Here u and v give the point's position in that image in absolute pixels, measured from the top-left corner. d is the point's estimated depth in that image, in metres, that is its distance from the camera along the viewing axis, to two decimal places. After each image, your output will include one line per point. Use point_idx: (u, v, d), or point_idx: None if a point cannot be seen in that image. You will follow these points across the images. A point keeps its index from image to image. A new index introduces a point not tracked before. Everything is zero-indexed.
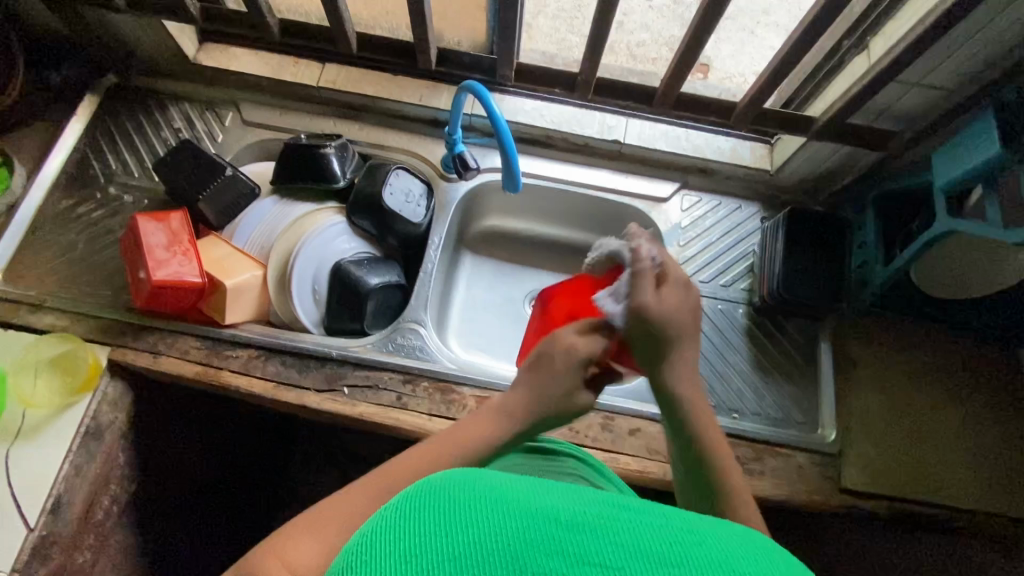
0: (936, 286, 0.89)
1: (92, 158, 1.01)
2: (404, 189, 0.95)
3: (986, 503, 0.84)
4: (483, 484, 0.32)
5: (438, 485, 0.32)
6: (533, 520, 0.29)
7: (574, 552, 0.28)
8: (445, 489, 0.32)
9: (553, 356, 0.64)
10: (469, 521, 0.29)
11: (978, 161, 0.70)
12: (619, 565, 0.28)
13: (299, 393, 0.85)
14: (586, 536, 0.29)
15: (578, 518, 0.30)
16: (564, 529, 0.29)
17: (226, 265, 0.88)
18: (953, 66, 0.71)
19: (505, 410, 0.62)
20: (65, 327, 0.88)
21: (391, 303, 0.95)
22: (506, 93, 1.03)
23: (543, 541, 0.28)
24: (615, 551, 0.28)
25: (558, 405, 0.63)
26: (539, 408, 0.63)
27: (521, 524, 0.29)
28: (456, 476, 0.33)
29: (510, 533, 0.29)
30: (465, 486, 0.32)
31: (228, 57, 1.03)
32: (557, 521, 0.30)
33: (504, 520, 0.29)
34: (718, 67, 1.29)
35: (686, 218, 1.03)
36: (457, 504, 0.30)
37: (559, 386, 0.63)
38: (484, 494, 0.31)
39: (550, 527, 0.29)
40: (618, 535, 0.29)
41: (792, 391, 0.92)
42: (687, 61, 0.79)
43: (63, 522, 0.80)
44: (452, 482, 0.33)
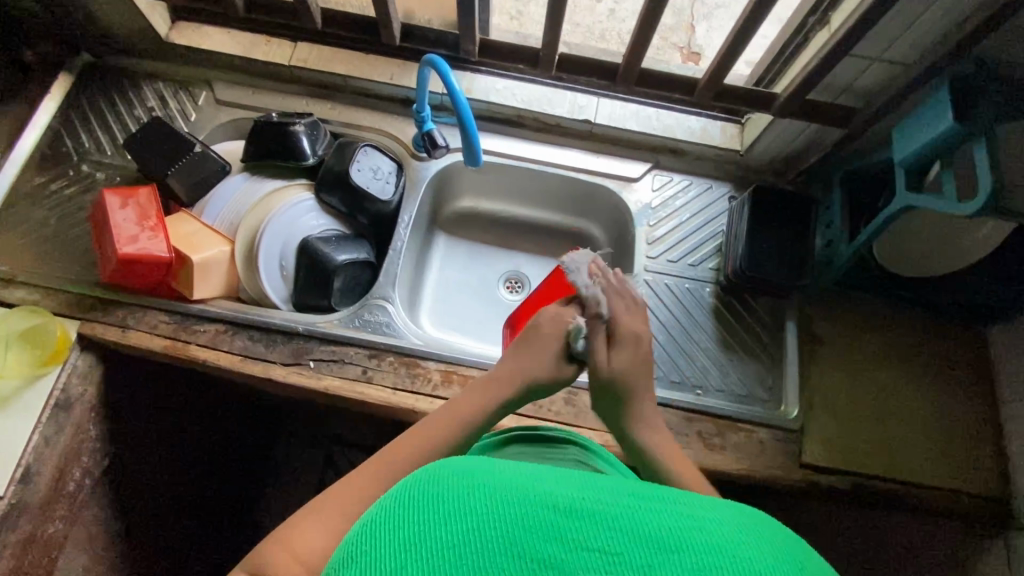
0: (911, 266, 0.90)
1: (65, 135, 1.01)
2: (373, 166, 0.96)
3: (945, 479, 0.85)
4: (480, 472, 0.35)
5: (439, 474, 0.35)
6: (532, 508, 0.32)
7: (574, 538, 0.30)
8: (449, 479, 0.34)
9: (541, 331, 0.68)
10: (470, 509, 0.32)
11: (932, 135, 0.71)
12: (616, 550, 0.30)
13: (265, 366, 0.86)
14: (584, 523, 0.31)
15: (576, 505, 0.32)
16: (563, 516, 0.32)
17: (194, 240, 0.89)
18: (909, 39, 0.71)
19: (495, 383, 0.65)
20: (36, 301, 0.89)
21: (361, 280, 0.96)
22: (478, 72, 1.04)
23: (543, 529, 0.31)
24: (612, 537, 0.31)
25: (548, 375, 0.67)
26: (529, 377, 0.66)
27: (523, 511, 0.31)
28: (454, 467, 0.36)
29: (511, 521, 0.31)
30: (467, 475, 0.35)
31: (200, 35, 1.04)
32: (557, 508, 0.32)
33: (505, 508, 0.32)
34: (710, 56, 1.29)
35: (657, 198, 1.03)
36: (454, 494, 0.33)
37: (548, 355, 0.67)
38: (483, 482, 0.34)
39: (552, 515, 0.32)
40: (617, 521, 0.32)
41: (757, 369, 0.92)
42: (646, 35, 0.79)
43: (33, 491, 0.81)
44: (450, 473, 0.35)
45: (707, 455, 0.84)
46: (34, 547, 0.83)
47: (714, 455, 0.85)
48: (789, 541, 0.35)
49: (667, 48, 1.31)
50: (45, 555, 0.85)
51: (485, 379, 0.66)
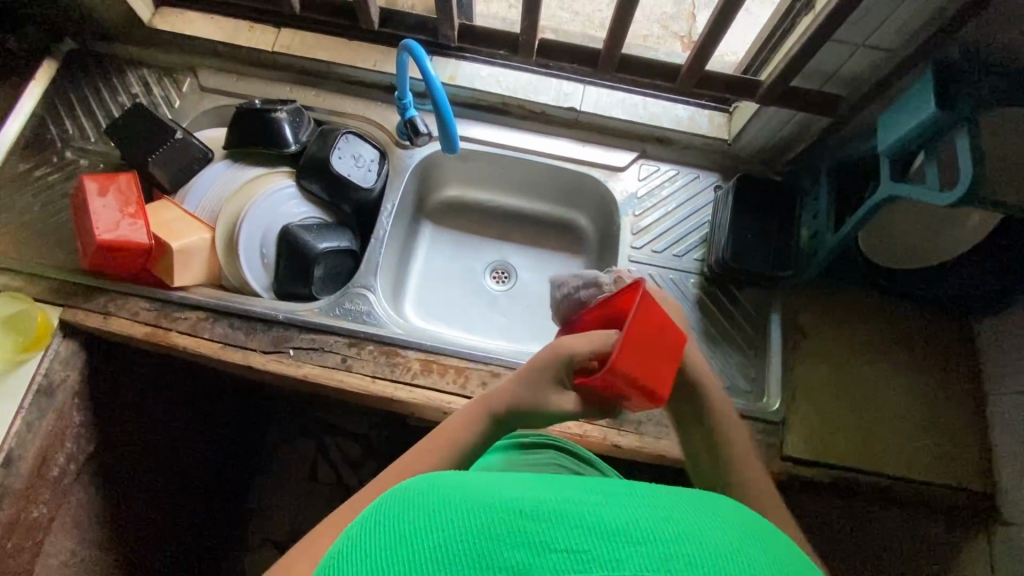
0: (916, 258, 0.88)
1: (49, 122, 1.01)
2: (354, 154, 0.96)
3: (928, 472, 0.84)
4: (447, 489, 0.35)
5: (402, 496, 0.35)
6: (497, 515, 0.31)
7: (540, 540, 0.30)
8: (411, 500, 0.34)
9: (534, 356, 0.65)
10: (434, 526, 0.31)
11: (914, 124, 0.70)
12: (582, 548, 0.30)
13: (245, 354, 0.86)
14: (550, 523, 0.31)
15: (540, 506, 0.32)
16: (527, 519, 0.31)
17: (174, 227, 0.88)
18: (893, 25, 0.70)
19: (476, 409, 0.62)
20: (19, 287, 0.89)
21: (343, 269, 0.96)
22: (463, 60, 1.03)
23: (508, 535, 0.31)
24: (579, 535, 0.31)
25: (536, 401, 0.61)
26: (512, 404, 0.61)
27: (486, 520, 0.31)
28: (421, 486, 0.36)
29: (474, 532, 0.31)
30: (429, 494, 0.34)
31: (182, 20, 1.04)
32: (521, 512, 0.32)
33: (468, 520, 0.31)
34: None
35: (643, 188, 1.02)
36: (419, 514, 0.33)
37: (536, 379, 0.62)
38: (446, 498, 0.34)
39: (516, 519, 0.31)
40: (582, 518, 0.31)
41: (740, 360, 0.92)
42: (625, 21, 0.77)
43: (15, 475, 0.82)
44: (416, 492, 0.35)
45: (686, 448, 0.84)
46: (17, 531, 0.84)
47: None
48: (755, 525, 0.35)
49: (666, 37, 1.29)
50: (30, 539, 0.86)
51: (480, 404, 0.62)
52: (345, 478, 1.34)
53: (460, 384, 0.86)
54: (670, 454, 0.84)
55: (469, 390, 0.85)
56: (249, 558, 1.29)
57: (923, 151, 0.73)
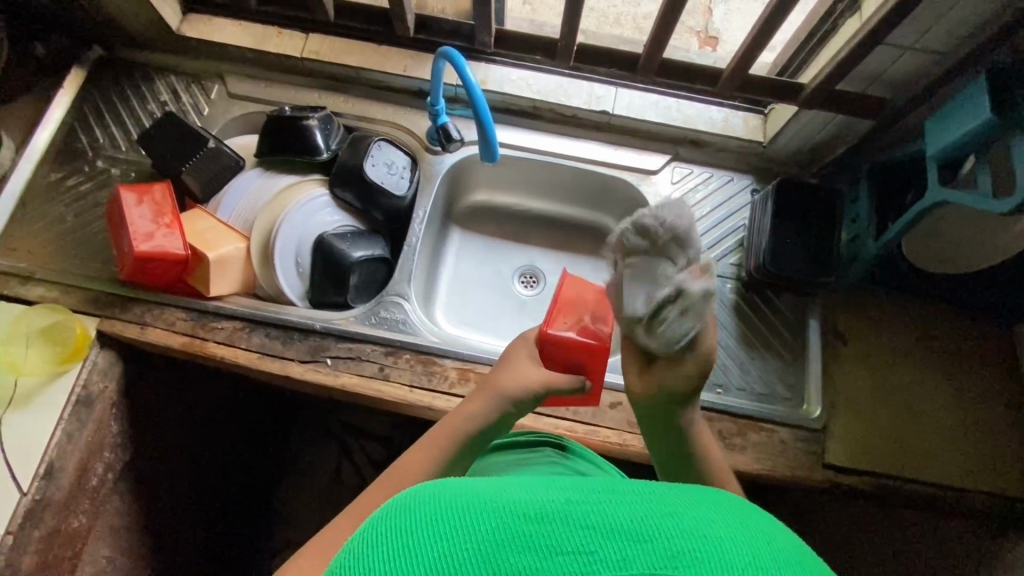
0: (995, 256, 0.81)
1: (79, 130, 1.01)
2: (387, 161, 0.95)
3: (972, 481, 0.82)
4: (448, 495, 0.33)
5: (404, 504, 0.33)
6: (501, 520, 0.30)
7: (548, 544, 0.29)
8: (411, 508, 0.32)
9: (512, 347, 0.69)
10: (435, 536, 0.30)
11: (967, 129, 0.68)
12: (591, 549, 0.28)
13: (283, 363, 0.86)
14: (554, 525, 0.29)
15: (544, 508, 0.30)
16: (533, 522, 0.30)
17: (208, 237, 0.88)
18: (945, 28, 0.68)
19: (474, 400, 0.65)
20: (55, 298, 0.89)
21: (377, 277, 0.96)
22: (492, 63, 1.01)
23: (512, 540, 0.29)
24: (586, 535, 0.29)
25: (532, 382, 0.65)
26: (508, 390, 0.64)
27: (488, 526, 0.30)
28: (421, 494, 0.34)
29: (478, 539, 0.29)
30: (429, 502, 0.32)
31: (211, 28, 1.02)
32: (524, 515, 0.30)
33: (471, 528, 0.30)
34: (727, 40, 1.25)
35: (676, 191, 1.01)
36: (421, 523, 0.31)
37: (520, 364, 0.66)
38: (447, 505, 0.32)
39: (520, 523, 0.30)
40: (587, 517, 0.30)
41: (777, 366, 0.91)
42: (667, 28, 0.76)
43: (56, 485, 0.82)
44: (418, 500, 0.33)
45: (727, 456, 0.84)
46: (59, 541, 0.84)
47: (733, 454, 0.84)
48: (762, 519, 0.34)
49: (683, 33, 1.26)
50: (70, 549, 0.86)
51: (478, 397, 0.65)
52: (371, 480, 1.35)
53: None
54: None
55: None
56: (278, 561, 1.30)
57: (975, 155, 0.71)
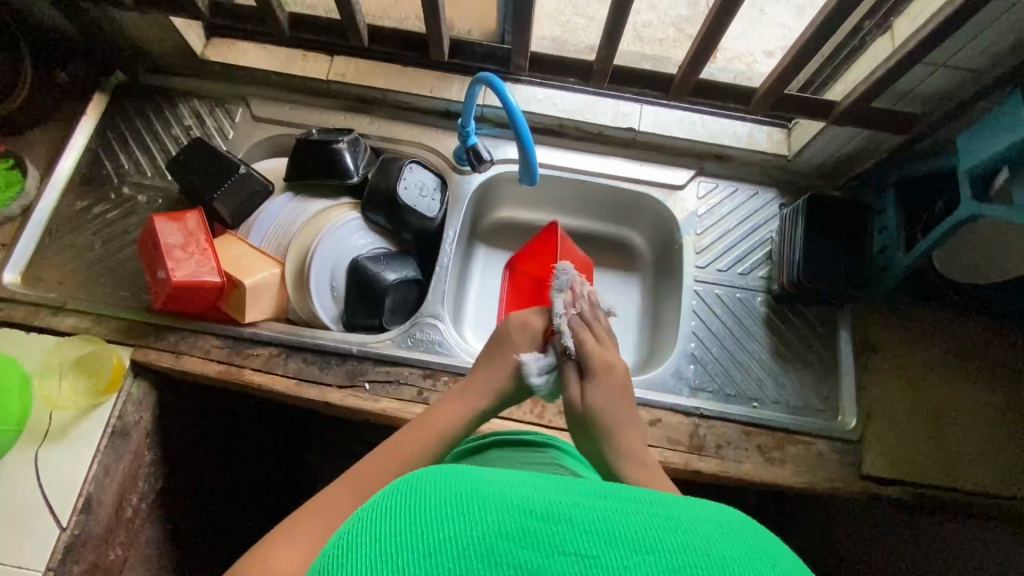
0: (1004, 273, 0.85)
1: (104, 157, 1.00)
2: (418, 183, 0.95)
3: (1005, 487, 0.84)
4: (459, 480, 0.34)
5: (418, 482, 0.34)
6: (508, 512, 0.31)
7: (549, 543, 0.30)
8: (421, 490, 0.33)
9: (511, 336, 0.74)
10: (441, 518, 0.31)
11: (1004, 145, 0.69)
12: (592, 553, 0.29)
13: (321, 390, 0.85)
14: (558, 526, 0.30)
15: (550, 507, 0.31)
16: (538, 520, 0.31)
17: (243, 264, 0.88)
18: (980, 46, 0.69)
19: (469, 391, 0.68)
20: (87, 329, 0.88)
21: (410, 298, 0.95)
22: (519, 83, 1.02)
23: (517, 533, 0.30)
24: (589, 540, 0.30)
25: (517, 380, 0.71)
26: (502, 386, 0.70)
27: (493, 517, 0.31)
28: (435, 475, 0.35)
29: (485, 528, 0.30)
30: (442, 483, 0.33)
31: (236, 52, 1.02)
32: (529, 512, 0.31)
33: (478, 516, 0.31)
34: (727, 47, 1.20)
35: (703, 206, 1.02)
36: (430, 506, 0.32)
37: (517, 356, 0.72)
38: (459, 488, 0.33)
39: (525, 519, 0.31)
40: (591, 523, 0.31)
41: (811, 378, 0.92)
42: (705, 50, 0.77)
43: (95, 519, 0.81)
44: (429, 481, 0.34)
45: (768, 470, 0.84)
46: None
47: (774, 468, 0.85)
48: (776, 545, 0.33)
49: (685, 40, 1.25)
50: None
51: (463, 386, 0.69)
52: None
53: (537, 414, 0.87)
54: (753, 477, 0.84)
55: (547, 419, 0.86)
56: None
57: (1006, 172, 0.72)
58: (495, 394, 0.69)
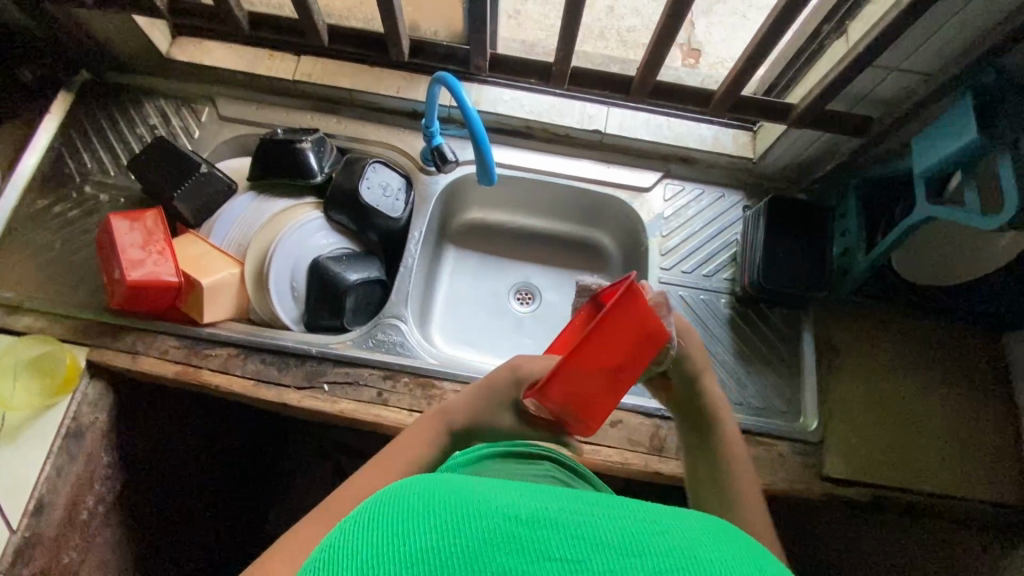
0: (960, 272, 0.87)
1: (67, 156, 0.99)
2: (382, 183, 0.95)
3: (966, 489, 0.84)
4: (443, 490, 0.33)
5: (402, 494, 0.33)
6: (495, 519, 0.30)
7: (535, 548, 0.29)
8: (405, 500, 0.32)
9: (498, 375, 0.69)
10: (426, 524, 0.30)
11: (954, 148, 0.70)
12: (580, 558, 0.28)
13: (279, 391, 0.85)
14: (546, 531, 0.30)
15: (536, 514, 0.31)
16: (522, 526, 0.30)
17: (202, 263, 0.87)
18: (930, 51, 0.70)
19: (442, 417, 0.67)
20: (43, 329, 0.87)
21: (373, 299, 0.95)
22: (485, 84, 1.02)
23: (501, 539, 0.29)
24: (577, 545, 0.29)
25: (488, 419, 0.67)
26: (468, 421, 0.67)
27: (480, 523, 0.30)
28: (419, 486, 0.34)
29: (469, 535, 0.29)
30: (426, 493, 0.33)
31: (202, 51, 1.02)
32: (515, 518, 0.30)
33: (463, 523, 0.30)
34: (710, 53, 1.22)
35: (669, 208, 1.02)
36: (413, 514, 0.31)
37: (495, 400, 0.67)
38: (444, 497, 0.32)
39: (511, 526, 0.30)
40: (578, 529, 0.30)
41: (773, 379, 0.92)
42: (660, 52, 0.78)
43: (47, 522, 0.80)
44: (411, 492, 0.33)
45: None
46: None
47: None
48: (758, 551, 0.33)
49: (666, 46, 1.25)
50: None
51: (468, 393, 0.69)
52: None
53: None
54: None
55: None
56: None
57: (961, 172, 0.73)
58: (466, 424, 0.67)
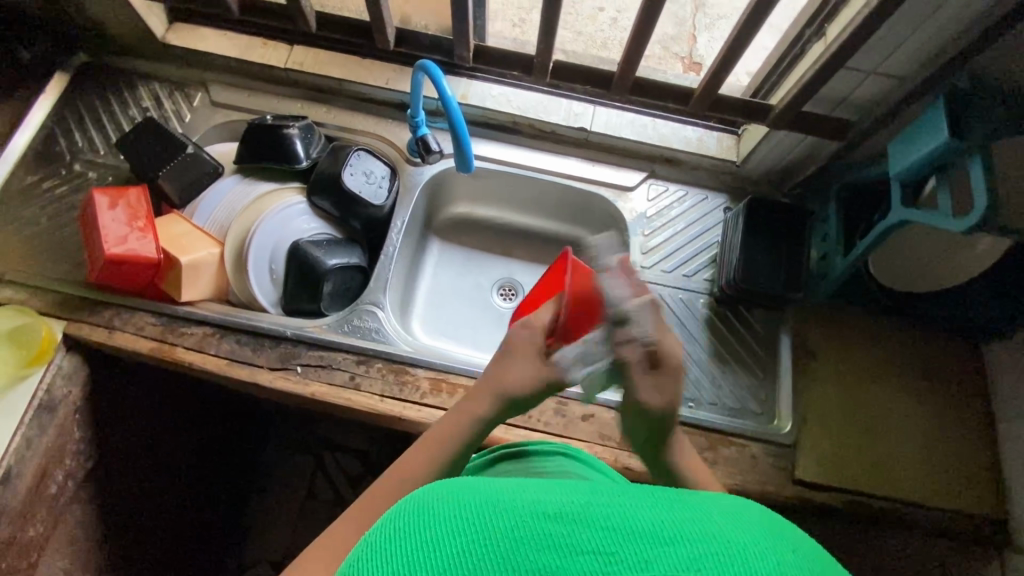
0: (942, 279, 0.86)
1: (59, 134, 1.01)
2: (365, 171, 0.96)
3: (940, 498, 0.83)
4: (471, 493, 0.34)
5: (429, 502, 0.35)
6: (523, 518, 0.31)
7: (567, 543, 0.29)
8: (434, 506, 0.34)
9: (514, 343, 0.61)
10: (458, 530, 0.31)
11: (926, 150, 0.70)
12: (610, 549, 0.29)
13: (252, 370, 0.85)
14: (575, 525, 0.30)
15: (564, 508, 0.31)
16: (553, 521, 0.31)
17: (183, 242, 0.88)
18: (905, 54, 0.71)
19: (466, 411, 0.60)
20: (23, 301, 0.88)
21: (351, 286, 0.96)
22: (474, 79, 1.04)
23: (532, 536, 0.30)
24: (606, 537, 0.29)
25: (528, 382, 0.59)
26: (510, 390, 0.59)
27: (511, 523, 0.31)
28: (448, 491, 0.35)
29: (501, 536, 0.30)
30: (450, 498, 0.34)
31: (196, 37, 1.03)
32: (545, 515, 0.31)
33: (493, 525, 0.31)
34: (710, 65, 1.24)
35: (652, 208, 1.02)
36: (442, 521, 0.32)
37: (525, 363, 0.59)
38: (470, 501, 0.33)
39: (543, 522, 0.31)
40: (608, 520, 0.30)
41: (748, 381, 0.92)
42: (639, 48, 0.79)
43: (12, 492, 0.80)
44: (438, 499, 0.35)
45: None
46: (11, 552, 0.82)
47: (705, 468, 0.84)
48: (794, 533, 0.32)
49: (667, 57, 1.26)
50: (25, 558, 0.84)
51: (484, 381, 0.60)
52: (344, 496, 1.30)
53: None
54: None
55: None
56: None
57: (935, 175, 0.73)
58: (497, 404, 0.59)
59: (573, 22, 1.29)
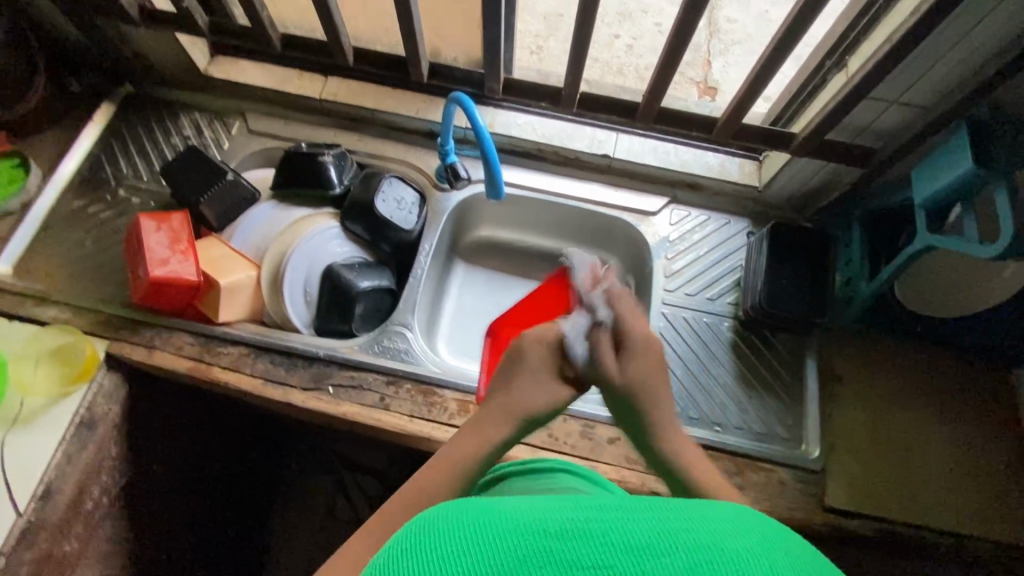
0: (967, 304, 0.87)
1: (105, 161, 1.06)
2: (396, 197, 0.99)
3: (973, 526, 0.82)
4: (469, 517, 0.34)
5: (427, 527, 0.35)
6: (523, 537, 0.32)
7: (568, 560, 0.30)
8: (432, 531, 0.34)
9: (526, 355, 0.65)
10: (460, 555, 0.31)
11: (951, 178, 0.71)
12: (609, 563, 0.30)
13: (285, 390, 0.87)
14: (574, 542, 0.31)
15: (562, 525, 0.32)
16: (552, 538, 0.31)
17: (222, 265, 0.91)
18: (926, 85, 0.73)
19: (485, 421, 0.61)
20: (67, 320, 0.92)
21: (381, 308, 0.98)
22: (500, 108, 1.08)
23: (533, 556, 0.31)
24: (605, 551, 0.30)
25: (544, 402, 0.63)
26: (526, 407, 0.62)
27: (511, 544, 0.31)
28: (443, 516, 0.35)
29: (504, 557, 0.31)
30: (448, 522, 0.34)
31: (237, 69, 1.09)
32: (545, 533, 0.32)
33: (495, 548, 0.31)
34: (727, 91, 1.27)
35: (675, 232, 1.04)
36: (442, 548, 0.32)
37: (538, 379, 0.64)
38: (468, 523, 0.34)
39: (542, 540, 0.31)
40: (606, 534, 0.31)
41: (774, 404, 0.91)
42: (664, 80, 0.82)
43: (52, 508, 0.82)
44: (436, 524, 0.34)
45: None
46: (48, 567, 0.83)
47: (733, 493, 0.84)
48: (781, 531, 0.34)
49: (684, 83, 1.29)
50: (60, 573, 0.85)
51: (501, 402, 0.62)
52: (364, 517, 1.30)
53: None
54: None
55: None
56: None
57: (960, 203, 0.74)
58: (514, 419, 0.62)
59: (592, 50, 1.33)
